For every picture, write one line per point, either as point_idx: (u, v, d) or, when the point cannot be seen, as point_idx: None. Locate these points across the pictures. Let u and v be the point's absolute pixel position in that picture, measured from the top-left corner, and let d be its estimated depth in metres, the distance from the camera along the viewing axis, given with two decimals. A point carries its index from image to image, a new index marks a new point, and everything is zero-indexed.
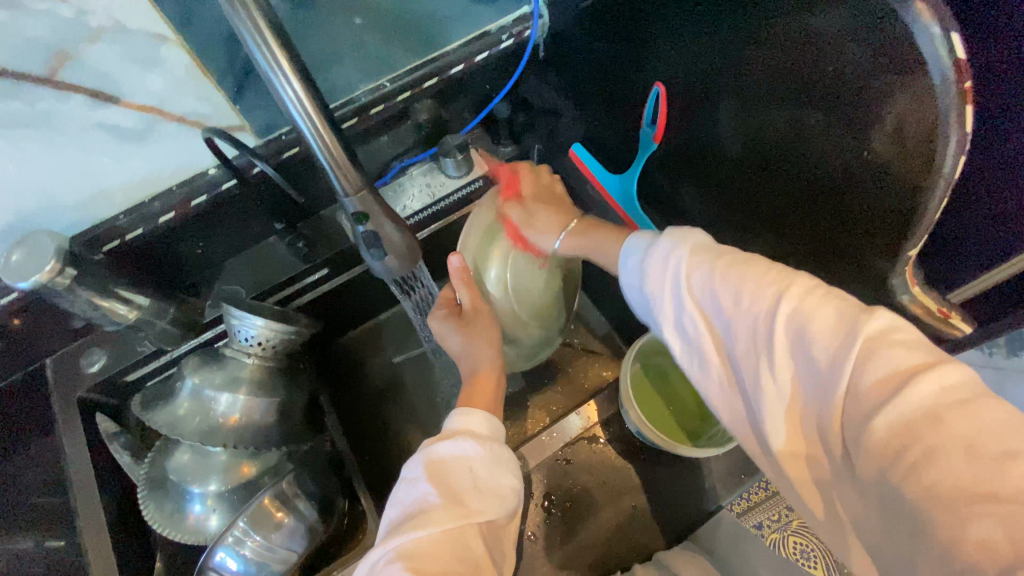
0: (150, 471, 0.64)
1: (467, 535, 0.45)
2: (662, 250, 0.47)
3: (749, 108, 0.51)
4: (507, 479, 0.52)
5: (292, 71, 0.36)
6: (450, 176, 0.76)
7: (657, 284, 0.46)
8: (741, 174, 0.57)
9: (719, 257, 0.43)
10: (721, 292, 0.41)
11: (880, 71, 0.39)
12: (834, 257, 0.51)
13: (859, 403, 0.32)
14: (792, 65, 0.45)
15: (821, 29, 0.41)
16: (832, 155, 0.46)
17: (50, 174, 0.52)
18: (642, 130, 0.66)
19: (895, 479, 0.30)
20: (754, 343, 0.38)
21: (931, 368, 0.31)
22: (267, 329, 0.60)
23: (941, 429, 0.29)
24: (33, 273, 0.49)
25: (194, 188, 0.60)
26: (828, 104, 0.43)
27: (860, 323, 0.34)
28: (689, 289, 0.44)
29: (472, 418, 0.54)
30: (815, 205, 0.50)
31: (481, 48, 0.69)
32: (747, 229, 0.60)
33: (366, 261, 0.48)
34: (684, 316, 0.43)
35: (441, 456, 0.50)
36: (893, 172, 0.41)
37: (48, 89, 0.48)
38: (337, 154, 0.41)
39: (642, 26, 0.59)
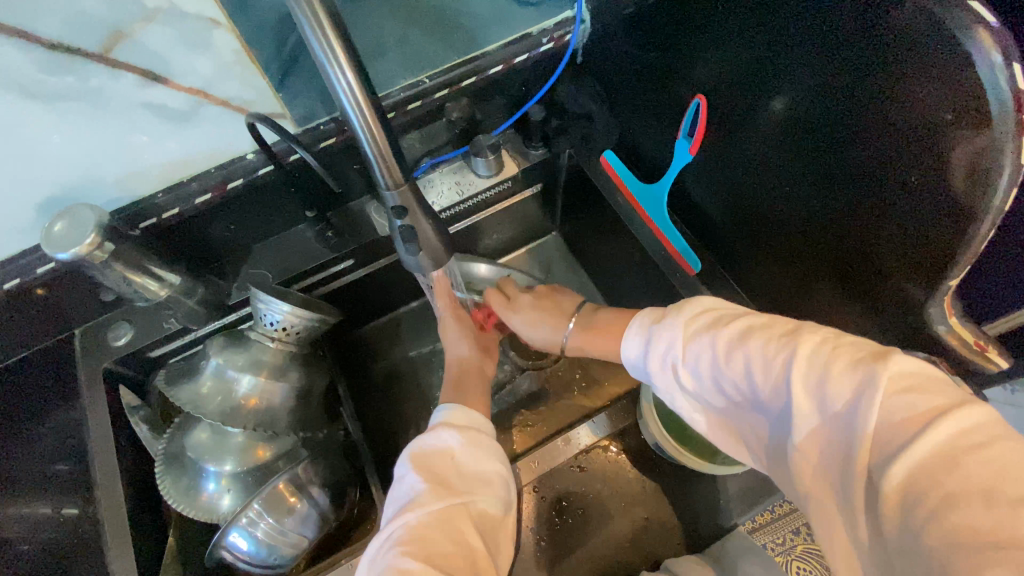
0: (168, 447, 0.65)
1: (461, 524, 0.45)
2: (663, 331, 0.49)
3: (784, 145, 0.52)
4: (496, 462, 0.51)
5: (347, 62, 0.36)
6: (479, 176, 0.77)
7: (666, 367, 0.48)
8: (776, 209, 0.57)
9: (725, 326, 0.45)
10: (734, 362, 0.42)
11: (931, 102, 0.38)
12: (869, 288, 0.51)
13: (886, 443, 0.33)
14: (828, 103, 0.46)
15: (877, 50, 0.40)
16: (870, 193, 0.46)
17: (98, 147, 0.55)
18: (678, 142, 0.65)
19: (916, 522, 0.30)
20: (778, 404, 0.39)
21: (950, 411, 0.32)
22: (293, 315, 0.61)
23: (961, 473, 0.29)
24: (73, 245, 0.49)
25: (231, 172, 0.57)
26: (867, 137, 0.44)
27: (875, 367, 0.35)
28: (699, 360, 0.45)
29: (456, 413, 0.54)
30: (853, 248, 0.51)
31: (520, 50, 0.68)
32: (779, 261, 0.61)
33: (400, 255, 0.47)
34: (707, 388, 0.44)
35: (423, 450, 0.50)
36: (938, 205, 0.41)
37: (99, 65, 0.55)
38: (385, 149, 0.40)
39: (682, 37, 0.59)
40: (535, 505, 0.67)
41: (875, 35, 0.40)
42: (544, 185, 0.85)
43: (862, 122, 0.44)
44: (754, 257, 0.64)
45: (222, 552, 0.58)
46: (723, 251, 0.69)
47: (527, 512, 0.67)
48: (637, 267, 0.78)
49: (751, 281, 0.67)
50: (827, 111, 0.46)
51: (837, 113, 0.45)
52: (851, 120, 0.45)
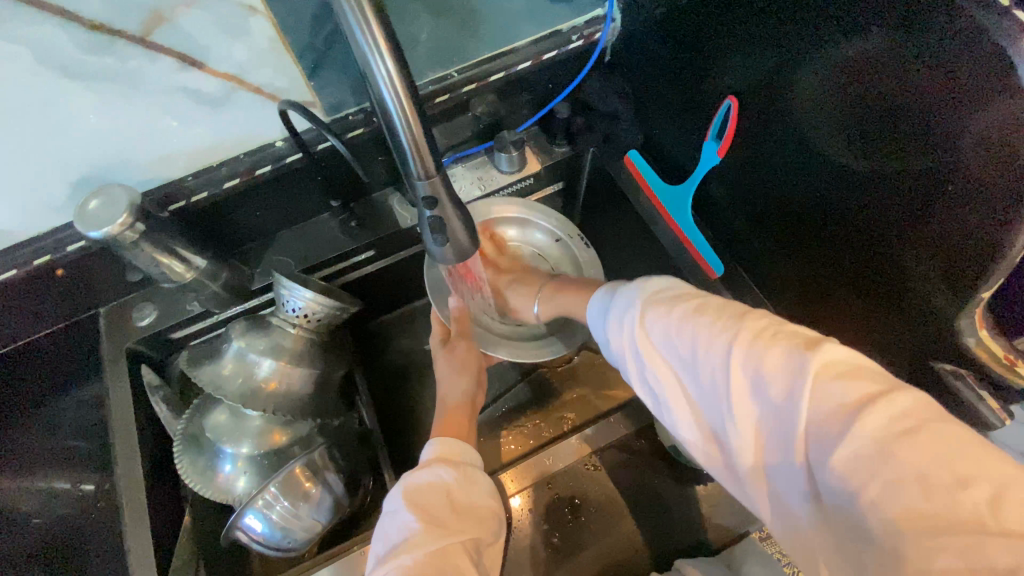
0: (187, 428, 0.65)
1: (454, 558, 0.45)
2: (620, 306, 0.47)
3: (816, 141, 0.51)
4: (486, 497, 0.53)
5: (387, 50, 0.36)
6: (501, 172, 0.78)
7: (617, 344, 0.47)
8: (801, 204, 0.56)
9: (674, 302, 0.43)
10: (678, 343, 0.41)
11: (969, 105, 0.38)
12: (892, 290, 0.51)
13: (820, 430, 0.33)
14: (865, 100, 0.45)
15: (914, 53, 0.40)
16: (902, 194, 0.45)
17: (132, 129, 0.55)
18: (706, 143, 0.65)
19: (860, 511, 0.30)
20: (715, 387, 0.38)
21: (878, 397, 0.32)
22: (314, 302, 0.61)
23: (894, 461, 0.29)
24: (105, 224, 0.50)
25: (260, 159, 0.58)
26: (900, 134, 0.43)
27: (808, 356, 0.34)
28: (644, 339, 0.44)
29: (446, 449, 0.55)
30: (877, 241, 0.50)
31: (549, 47, 0.68)
32: (801, 263, 0.60)
33: (426, 245, 0.47)
34: (650, 368, 0.43)
35: (417, 484, 0.51)
36: (971, 209, 0.40)
37: (139, 47, 0.57)
38: (420, 139, 0.40)
39: (713, 38, 0.58)
40: (547, 500, 0.67)
41: (914, 37, 0.39)
42: (565, 183, 0.85)
43: (899, 118, 0.43)
44: (777, 262, 0.64)
45: (237, 532, 0.59)
46: (746, 255, 0.68)
47: (538, 507, 0.66)
48: (657, 269, 0.78)
49: (771, 285, 0.66)
50: (860, 111, 0.46)
51: (875, 108, 0.44)
52: (888, 117, 0.44)
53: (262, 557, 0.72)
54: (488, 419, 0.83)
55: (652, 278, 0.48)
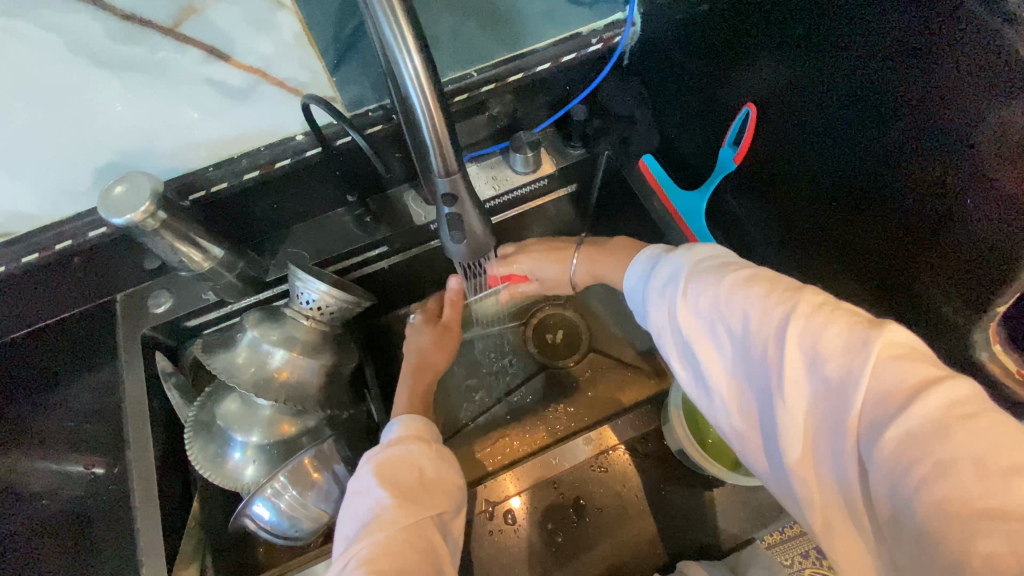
0: (198, 414, 0.66)
1: (426, 534, 0.46)
2: (667, 281, 0.50)
3: (831, 140, 0.51)
4: (448, 473, 0.54)
5: (415, 47, 0.37)
6: (516, 172, 0.78)
7: (664, 314, 0.48)
8: (812, 201, 0.57)
9: (728, 275, 0.45)
10: (730, 315, 0.42)
11: (985, 107, 0.38)
12: (900, 288, 0.51)
13: (877, 408, 0.33)
14: (880, 104, 0.45)
15: (933, 59, 0.40)
16: (916, 194, 0.45)
17: (158, 118, 0.56)
18: (722, 150, 0.65)
19: (908, 491, 0.30)
20: (764, 359, 0.39)
21: (938, 381, 0.32)
22: (328, 295, 0.62)
23: (951, 441, 0.30)
24: (128, 211, 0.51)
25: (279, 152, 0.60)
26: (915, 137, 0.43)
27: (872, 334, 0.35)
28: (693, 309, 0.45)
29: (417, 426, 0.56)
30: (888, 239, 0.50)
31: (569, 48, 0.69)
32: (809, 260, 0.60)
33: (443, 241, 0.47)
34: (696, 339, 0.44)
35: (383, 464, 0.51)
36: (985, 211, 0.40)
37: (165, 38, 0.55)
38: (443, 136, 0.41)
39: (732, 45, 0.59)
40: (552, 500, 0.67)
41: (933, 43, 0.39)
42: (579, 185, 0.85)
43: (913, 119, 0.43)
44: (790, 269, 0.64)
45: (245, 520, 0.60)
46: (758, 262, 0.68)
47: (542, 507, 0.67)
48: None
49: None
50: (877, 113, 0.46)
51: (890, 107, 0.44)
52: (908, 123, 0.43)
53: (267, 546, 0.72)
54: (491, 417, 0.83)
55: (706, 251, 0.49)
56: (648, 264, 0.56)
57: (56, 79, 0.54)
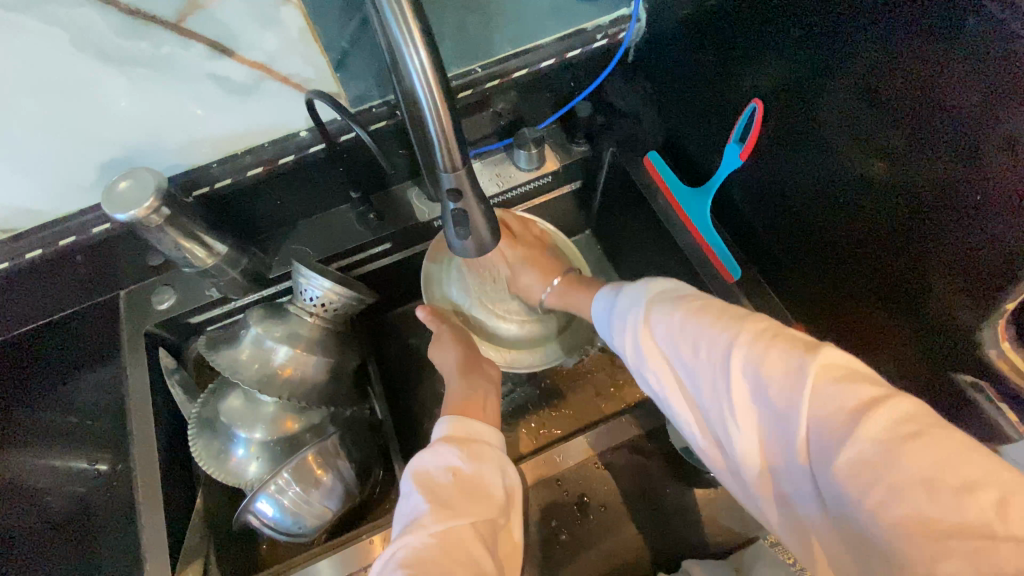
0: (201, 411, 0.66)
1: (464, 540, 0.45)
2: (626, 307, 0.51)
3: (834, 156, 0.52)
4: (498, 476, 0.53)
5: (422, 42, 0.37)
6: (520, 169, 0.78)
7: (626, 339, 0.50)
8: (813, 214, 0.58)
9: (681, 305, 0.46)
10: (682, 341, 0.44)
11: (981, 112, 0.38)
12: (905, 302, 0.51)
13: (822, 431, 0.34)
14: (882, 112, 0.46)
15: (942, 60, 0.40)
16: (919, 207, 0.46)
17: (164, 114, 0.56)
18: (729, 146, 0.64)
19: (864, 510, 0.31)
20: (714, 385, 0.40)
21: (881, 401, 0.32)
22: (332, 292, 0.62)
23: (899, 463, 0.30)
24: (132, 207, 0.51)
25: (282, 149, 0.59)
26: (915, 143, 0.44)
27: (807, 358, 0.36)
28: (653, 338, 0.47)
29: (457, 429, 0.56)
30: (890, 256, 0.51)
31: (574, 45, 0.69)
32: (812, 272, 0.61)
33: (449, 238, 0.47)
34: (657, 365, 0.46)
35: (425, 469, 0.52)
36: (986, 217, 0.41)
37: (172, 32, 0.57)
38: (449, 130, 0.40)
39: (736, 41, 0.58)
40: (557, 497, 0.66)
41: (942, 42, 0.39)
42: (582, 182, 0.85)
43: (914, 127, 0.43)
44: (796, 267, 0.63)
45: (248, 516, 0.59)
46: (764, 259, 0.68)
47: (547, 504, 0.66)
48: (673, 269, 0.77)
49: (787, 289, 0.66)
50: (880, 119, 0.46)
51: (892, 119, 0.45)
52: (911, 126, 0.43)
53: (270, 544, 0.72)
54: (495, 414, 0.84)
55: (666, 280, 0.51)
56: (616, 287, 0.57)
57: (61, 72, 0.55)
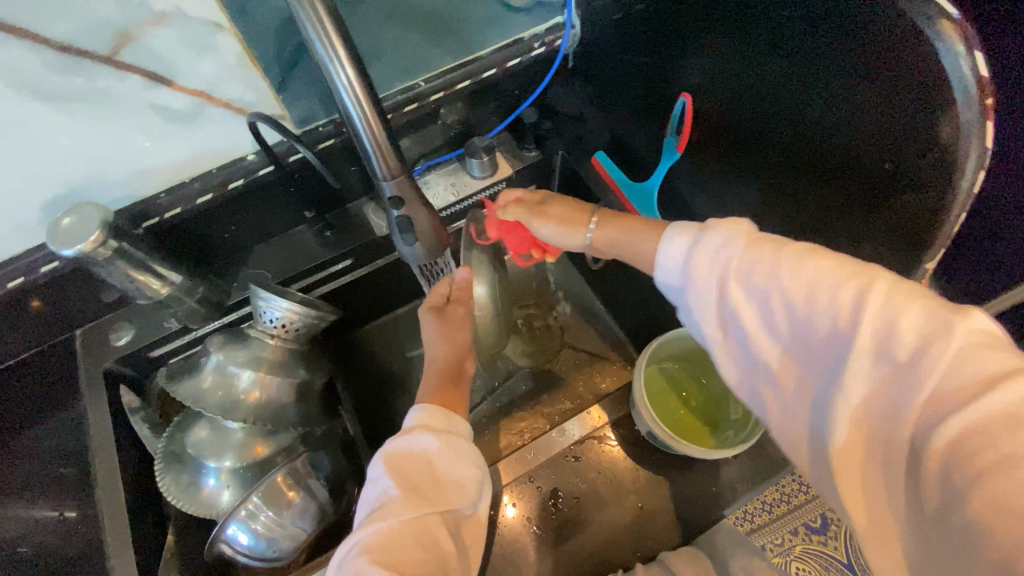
0: (168, 446, 0.65)
1: (431, 528, 0.47)
2: (711, 243, 0.47)
3: (759, 137, 0.55)
4: (472, 467, 0.53)
5: (347, 60, 0.38)
6: (474, 177, 0.79)
7: (709, 276, 0.47)
8: (746, 193, 0.60)
9: (784, 248, 0.43)
10: (790, 285, 0.41)
11: (886, 85, 0.41)
12: None
13: (945, 399, 0.33)
14: (810, 92, 0.48)
15: (845, 43, 0.43)
16: (843, 178, 0.49)
17: (104, 148, 0.55)
18: (666, 140, 0.67)
19: (962, 483, 0.31)
20: (831, 338, 0.39)
21: (1008, 374, 0.32)
22: (292, 312, 0.62)
23: (1021, 436, 0.30)
24: (78, 242, 0.51)
25: (232, 173, 0.61)
26: (832, 120, 0.47)
27: (957, 320, 0.34)
28: (741, 281, 0.44)
29: (432, 415, 0.55)
30: (827, 223, 0.52)
31: (513, 54, 0.71)
32: None
33: (398, 248, 0.48)
34: (746, 311, 0.44)
35: (397, 451, 0.52)
36: (900, 181, 0.44)
37: (108, 67, 0.52)
38: (383, 142, 0.42)
39: (664, 40, 0.61)
40: (531, 493, 0.65)
41: (858, 23, 0.41)
42: (538, 186, 0.86)
43: (854, 108, 0.45)
44: None
45: (221, 545, 0.59)
46: None
47: (524, 504, 0.64)
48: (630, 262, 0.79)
49: None
50: (798, 101, 0.49)
51: (830, 98, 0.46)
52: (825, 104, 0.47)
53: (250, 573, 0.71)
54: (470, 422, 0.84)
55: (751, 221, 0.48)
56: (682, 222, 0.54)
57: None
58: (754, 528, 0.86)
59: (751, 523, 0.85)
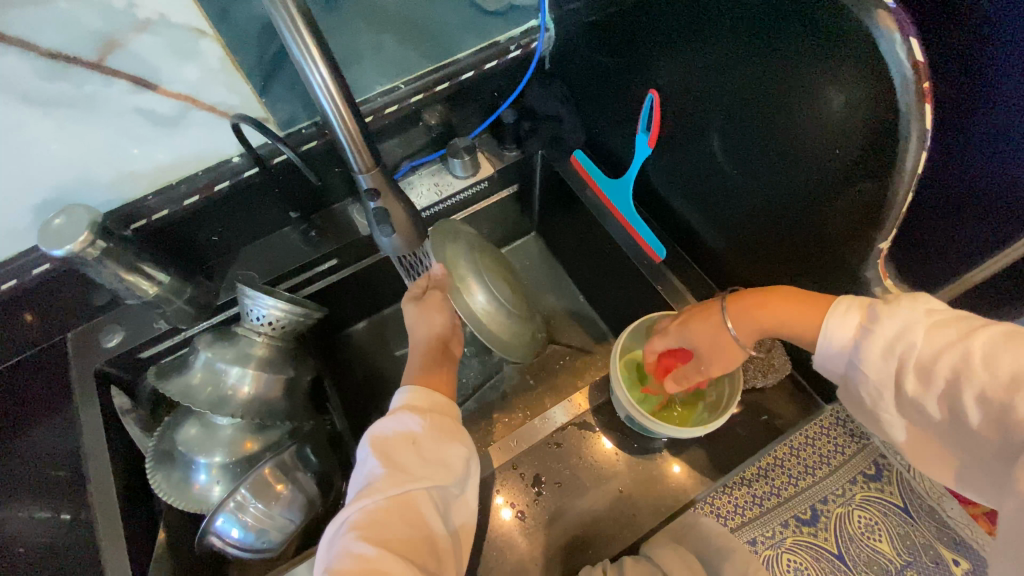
0: (158, 445, 0.66)
1: (417, 505, 0.49)
2: (873, 333, 0.48)
3: (726, 131, 0.57)
4: (456, 446, 0.55)
5: (321, 60, 0.40)
6: (457, 177, 0.81)
7: (890, 366, 0.47)
8: (714, 185, 0.63)
9: (986, 331, 0.44)
10: (997, 380, 0.42)
11: (834, 73, 0.44)
12: (801, 256, 0.57)
13: None
14: (767, 84, 0.50)
15: (796, 34, 0.46)
16: (802, 165, 0.51)
17: (92, 153, 0.57)
18: (638, 136, 0.69)
19: None
20: None
21: None
22: (279, 310, 0.63)
23: None
24: (67, 242, 0.53)
25: (218, 174, 0.64)
26: (788, 109, 0.50)
27: None
28: (934, 363, 0.45)
29: (416, 398, 0.57)
30: (790, 207, 0.55)
31: (490, 56, 0.74)
32: (719, 238, 0.67)
33: (376, 239, 0.49)
34: (949, 399, 0.45)
35: (384, 434, 0.54)
36: (853, 165, 0.47)
37: (95, 73, 0.53)
38: (356, 135, 0.44)
39: (631, 42, 0.64)
40: (514, 480, 0.66)
41: (806, 18, 0.44)
42: (519, 185, 0.89)
43: (807, 97, 0.47)
44: (709, 239, 0.69)
45: (212, 538, 0.60)
46: (681, 238, 0.73)
47: (507, 492, 0.66)
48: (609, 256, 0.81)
49: (703, 261, 0.71)
50: (757, 92, 0.52)
51: (795, 84, 0.48)
52: (781, 94, 0.49)
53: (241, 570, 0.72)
54: None
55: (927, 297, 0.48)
56: (837, 302, 0.51)
57: None
58: (740, 524, 0.84)
59: (738, 519, 0.84)
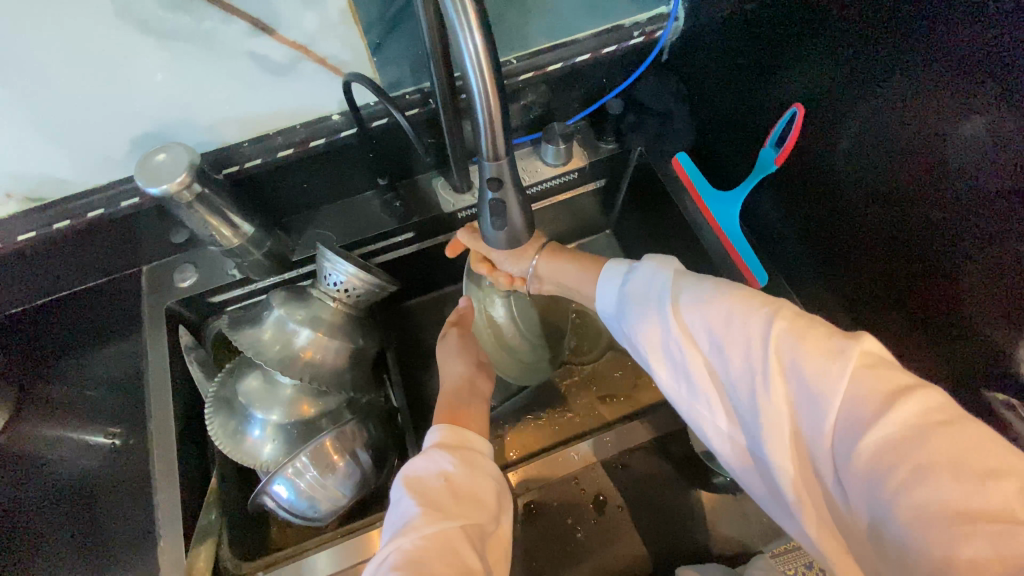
0: (220, 391, 0.66)
1: (458, 548, 0.45)
2: (646, 275, 0.49)
3: (868, 160, 0.51)
4: (488, 482, 0.54)
5: (478, 28, 0.36)
6: (546, 164, 0.76)
7: (644, 302, 0.48)
8: (838, 213, 0.57)
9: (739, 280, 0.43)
10: (710, 309, 0.41)
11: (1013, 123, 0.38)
12: (923, 303, 0.51)
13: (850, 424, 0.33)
14: (929, 118, 0.44)
15: (979, 69, 0.39)
16: (948, 210, 0.45)
17: (201, 91, 0.54)
18: (765, 150, 0.63)
19: (886, 496, 0.31)
20: (744, 359, 0.38)
21: (911, 391, 0.32)
22: (356, 278, 0.61)
23: (927, 445, 0.30)
24: (164, 181, 0.51)
25: (316, 131, 0.62)
26: (949, 151, 0.43)
27: (852, 343, 0.35)
28: (675, 309, 0.44)
29: (448, 437, 0.56)
30: (919, 247, 0.49)
31: (611, 40, 0.68)
32: (828, 268, 0.62)
33: (483, 227, 0.47)
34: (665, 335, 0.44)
35: (416, 473, 0.52)
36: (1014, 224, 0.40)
37: (216, 9, 0.48)
38: (495, 113, 0.39)
39: (773, 47, 0.58)
40: (572, 494, 0.66)
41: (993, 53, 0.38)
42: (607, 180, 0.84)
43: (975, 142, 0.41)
44: (816, 270, 0.64)
45: (264, 497, 0.60)
46: (787, 262, 0.68)
47: (563, 502, 0.66)
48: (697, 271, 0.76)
49: (806, 291, 0.66)
50: (915, 125, 0.45)
51: (938, 136, 0.43)
52: (944, 132, 0.43)
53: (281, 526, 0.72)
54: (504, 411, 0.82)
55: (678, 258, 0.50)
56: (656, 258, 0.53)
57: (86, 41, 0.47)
58: None
59: None
